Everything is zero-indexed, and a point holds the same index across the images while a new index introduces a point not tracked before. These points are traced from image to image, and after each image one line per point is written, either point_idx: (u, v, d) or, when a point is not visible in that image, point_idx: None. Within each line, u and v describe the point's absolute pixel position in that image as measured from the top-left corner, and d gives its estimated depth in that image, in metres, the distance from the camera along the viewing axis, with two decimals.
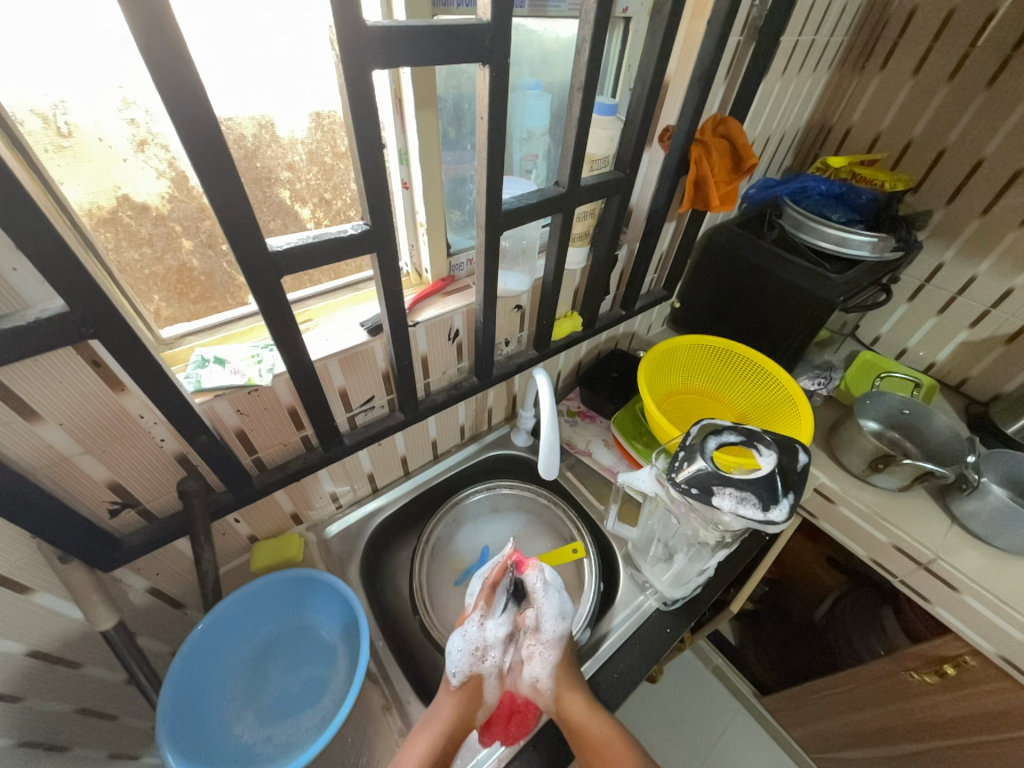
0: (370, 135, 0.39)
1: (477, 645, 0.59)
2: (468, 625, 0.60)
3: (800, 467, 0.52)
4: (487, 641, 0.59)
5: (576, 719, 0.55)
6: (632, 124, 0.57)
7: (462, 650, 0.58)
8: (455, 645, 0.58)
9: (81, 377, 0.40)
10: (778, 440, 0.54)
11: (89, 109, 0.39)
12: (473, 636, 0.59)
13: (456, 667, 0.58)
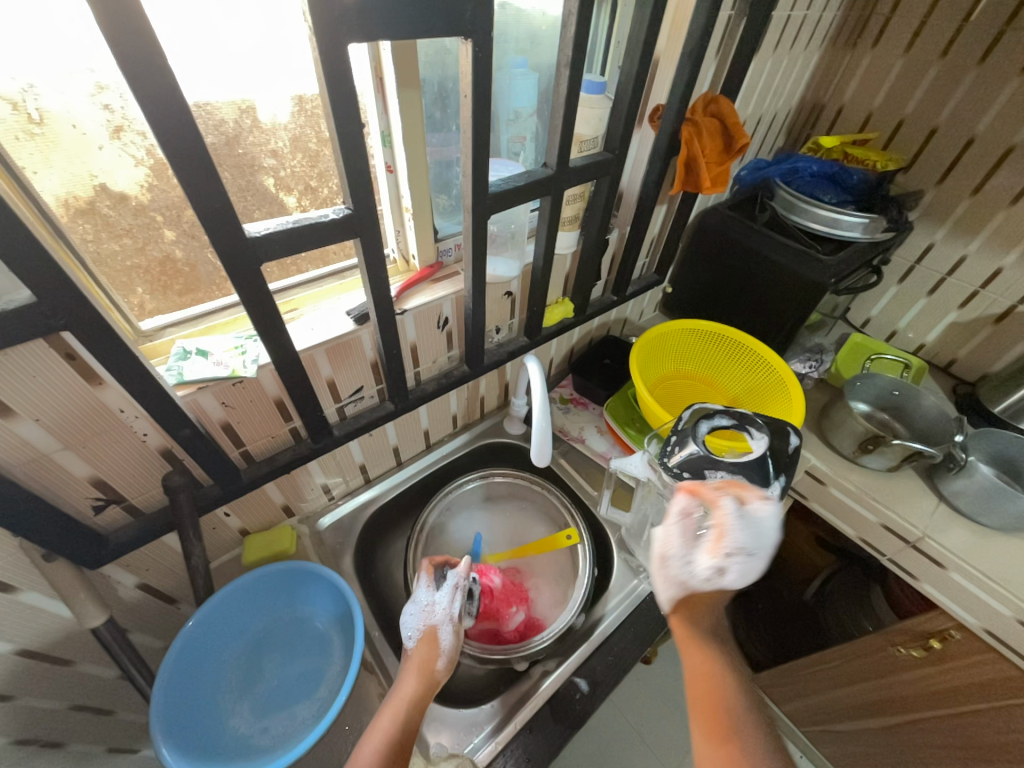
0: (350, 112, 0.38)
1: (425, 605, 0.62)
2: (416, 592, 0.63)
3: (791, 450, 0.52)
4: (441, 601, 0.62)
5: (687, 653, 0.48)
6: (621, 102, 0.56)
7: (412, 613, 0.61)
8: (409, 611, 0.61)
9: (55, 372, 0.39)
10: (770, 422, 0.54)
11: (59, 93, 0.37)
12: (420, 599, 0.62)
13: (411, 630, 0.60)
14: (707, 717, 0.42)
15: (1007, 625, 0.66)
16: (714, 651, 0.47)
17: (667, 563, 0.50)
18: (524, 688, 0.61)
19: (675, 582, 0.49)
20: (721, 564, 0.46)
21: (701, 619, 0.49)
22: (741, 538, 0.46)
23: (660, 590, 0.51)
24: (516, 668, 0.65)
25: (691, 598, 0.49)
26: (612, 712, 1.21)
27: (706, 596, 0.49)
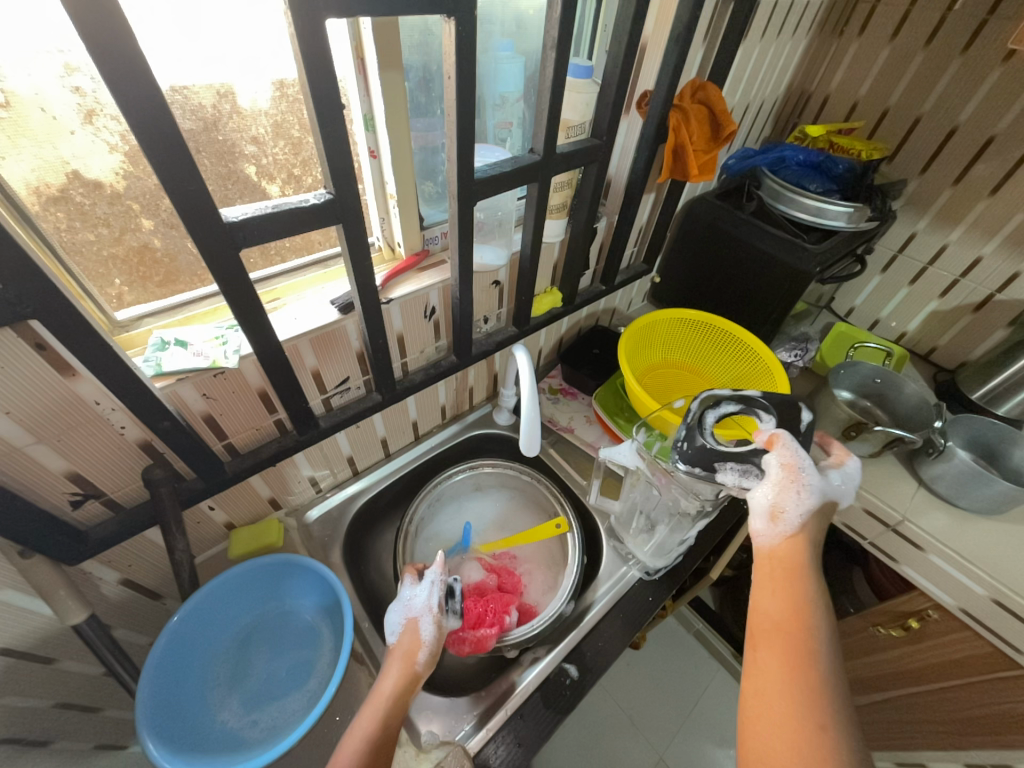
0: (330, 92, 0.37)
1: (407, 599, 0.61)
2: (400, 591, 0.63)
3: (804, 429, 0.50)
4: (420, 593, 0.61)
5: (780, 592, 0.43)
6: (609, 87, 0.55)
7: (395, 610, 0.61)
8: (392, 607, 0.61)
9: (27, 364, 0.38)
10: (778, 402, 0.52)
11: (26, 75, 0.35)
12: (402, 595, 0.62)
13: (394, 626, 0.60)
14: (783, 647, 0.39)
15: (982, 605, 0.68)
16: (817, 601, 0.42)
17: (801, 472, 0.46)
18: (511, 676, 0.61)
19: (817, 490, 0.47)
20: (840, 474, 0.51)
21: (808, 556, 0.45)
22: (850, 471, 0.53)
23: (791, 501, 0.46)
24: (506, 655, 0.65)
25: (816, 511, 0.47)
26: (602, 697, 1.24)
27: (823, 513, 0.48)
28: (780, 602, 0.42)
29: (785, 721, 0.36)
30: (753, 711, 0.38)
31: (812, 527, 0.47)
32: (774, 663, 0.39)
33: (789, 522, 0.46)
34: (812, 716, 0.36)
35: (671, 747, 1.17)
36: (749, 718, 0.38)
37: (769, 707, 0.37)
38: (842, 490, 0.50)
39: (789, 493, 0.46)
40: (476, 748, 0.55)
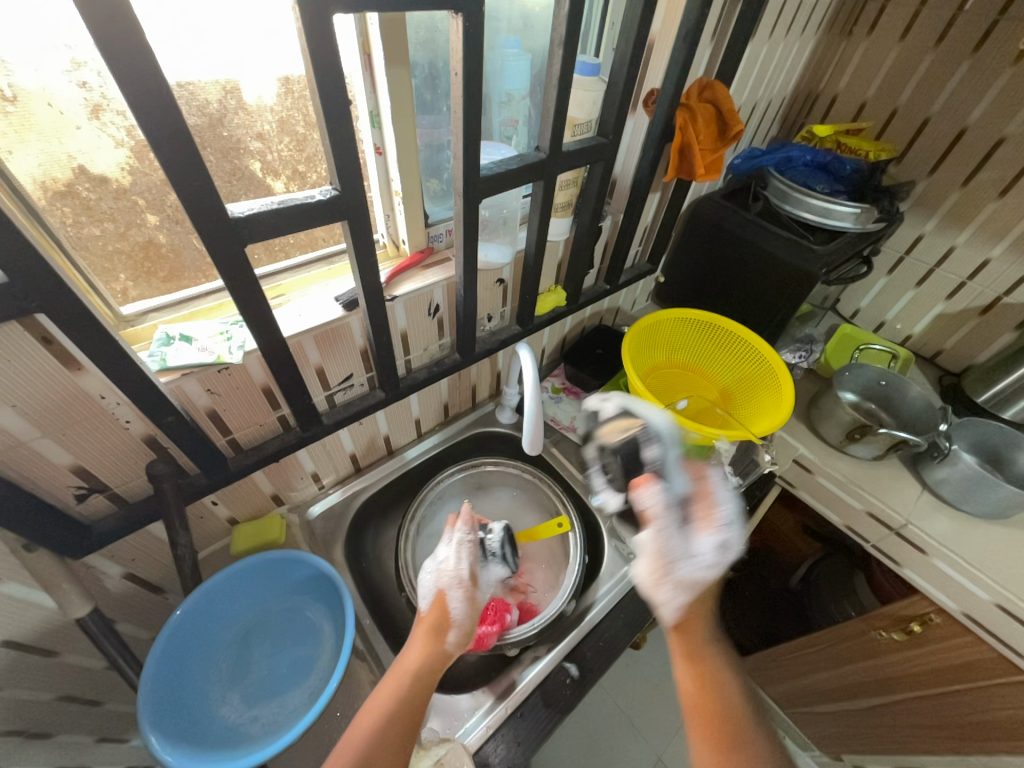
0: (337, 88, 0.37)
1: (438, 562, 0.64)
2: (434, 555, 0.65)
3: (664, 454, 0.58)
4: (453, 558, 0.63)
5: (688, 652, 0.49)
6: (616, 85, 0.55)
7: (428, 573, 0.63)
8: (425, 572, 0.63)
9: (33, 358, 0.38)
10: (647, 430, 0.61)
11: (33, 70, 0.35)
12: (434, 560, 0.64)
13: (426, 589, 0.62)
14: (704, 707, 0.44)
15: (986, 610, 0.68)
16: (714, 658, 0.48)
17: (667, 566, 0.52)
18: (512, 675, 0.61)
19: (686, 581, 0.51)
20: (721, 537, 0.52)
21: (700, 601, 0.52)
22: (729, 509, 0.54)
23: (664, 595, 0.51)
24: (507, 653, 0.65)
25: (700, 588, 0.51)
26: (602, 697, 1.24)
27: (707, 585, 0.52)
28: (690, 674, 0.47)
29: None
30: None
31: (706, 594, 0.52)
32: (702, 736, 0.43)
33: (669, 606, 0.51)
34: None
35: (670, 748, 1.17)
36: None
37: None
38: (727, 555, 0.52)
39: (659, 585, 0.51)
40: (476, 746, 0.55)
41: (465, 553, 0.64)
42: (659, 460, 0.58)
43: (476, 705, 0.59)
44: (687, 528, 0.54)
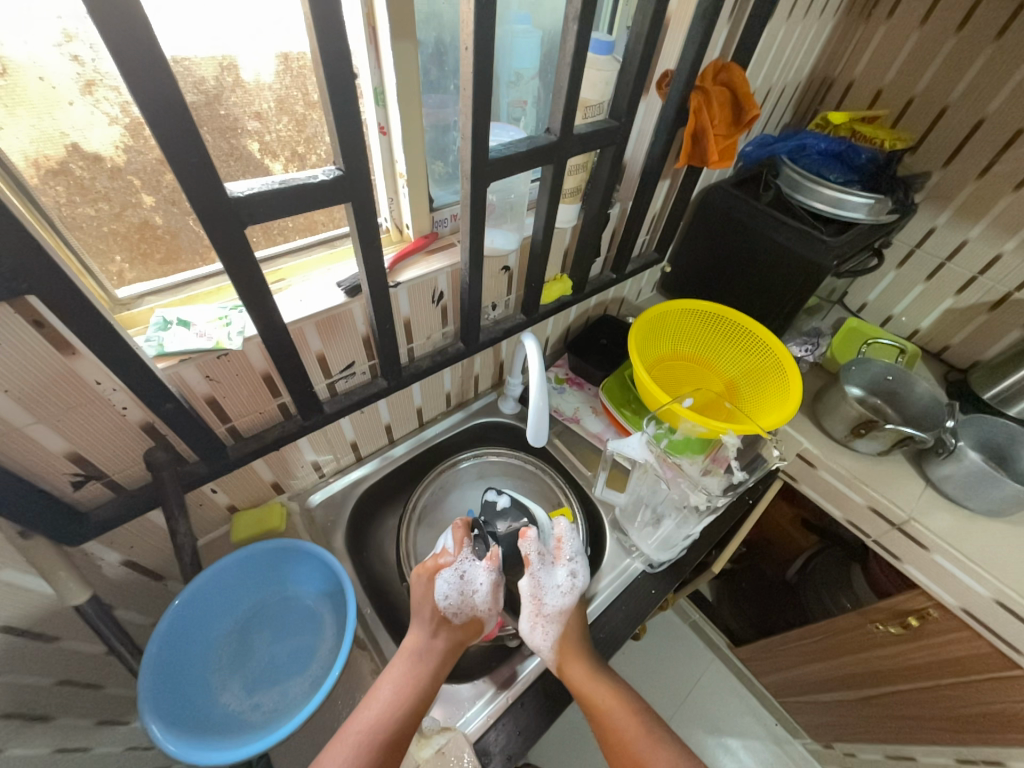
0: (342, 64, 0.35)
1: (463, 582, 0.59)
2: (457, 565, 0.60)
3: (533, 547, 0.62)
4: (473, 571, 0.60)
5: (592, 697, 0.55)
6: (631, 65, 0.53)
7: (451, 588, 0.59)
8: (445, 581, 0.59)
9: (24, 340, 0.36)
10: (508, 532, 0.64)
11: (22, 43, 0.33)
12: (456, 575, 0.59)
13: (448, 595, 0.59)
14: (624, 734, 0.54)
15: (985, 606, 0.68)
16: (604, 693, 0.55)
17: (539, 587, 0.59)
18: (512, 665, 0.62)
19: (556, 612, 0.59)
20: (571, 569, 0.61)
21: (575, 651, 0.57)
22: (575, 546, 0.63)
23: (541, 635, 0.58)
24: (508, 642, 0.65)
25: (567, 621, 0.59)
26: None
27: (570, 612, 0.59)
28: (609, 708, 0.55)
29: None
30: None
31: (571, 633, 0.58)
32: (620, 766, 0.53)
33: (547, 648, 0.58)
34: None
35: None
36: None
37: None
38: (580, 582, 0.60)
39: (538, 626, 0.59)
40: (476, 734, 0.55)
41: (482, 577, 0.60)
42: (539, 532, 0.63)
43: (478, 693, 0.59)
44: (548, 567, 0.61)
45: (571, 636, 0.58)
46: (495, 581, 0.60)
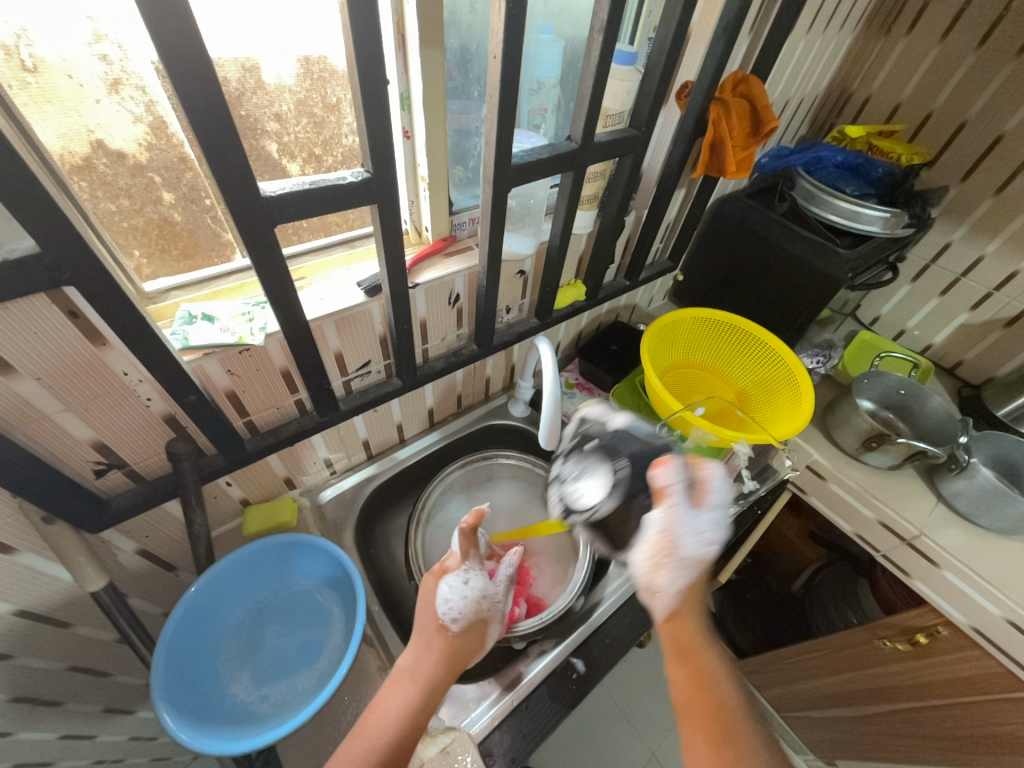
0: (374, 71, 0.36)
1: (471, 594, 0.57)
2: (462, 579, 0.58)
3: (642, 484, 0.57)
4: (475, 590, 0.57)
5: (688, 662, 0.48)
6: (652, 76, 0.53)
7: (459, 596, 0.56)
8: (450, 590, 0.56)
9: (59, 329, 0.37)
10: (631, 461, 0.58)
11: (54, 40, 0.34)
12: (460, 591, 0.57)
13: (456, 612, 0.55)
14: (711, 732, 0.43)
15: (996, 625, 0.67)
16: (711, 660, 0.48)
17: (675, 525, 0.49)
18: (517, 668, 0.61)
19: (692, 552, 0.49)
20: (714, 517, 0.50)
21: (693, 618, 0.50)
22: (722, 493, 0.51)
23: (668, 569, 0.49)
24: (514, 645, 0.64)
25: (696, 567, 0.50)
26: (599, 693, 1.24)
27: (705, 562, 0.50)
28: (698, 669, 0.47)
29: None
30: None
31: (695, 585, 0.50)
32: (698, 742, 0.43)
33: (670, 590, 0.49)
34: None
35: (664, 743, 1.18)
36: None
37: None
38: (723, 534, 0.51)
39: (665, 560, 0.49)
40: (480, 736, 0.55)
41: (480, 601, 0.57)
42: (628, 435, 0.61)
43: (483, 695, 0.59)
44: (690, 508, 0.50)
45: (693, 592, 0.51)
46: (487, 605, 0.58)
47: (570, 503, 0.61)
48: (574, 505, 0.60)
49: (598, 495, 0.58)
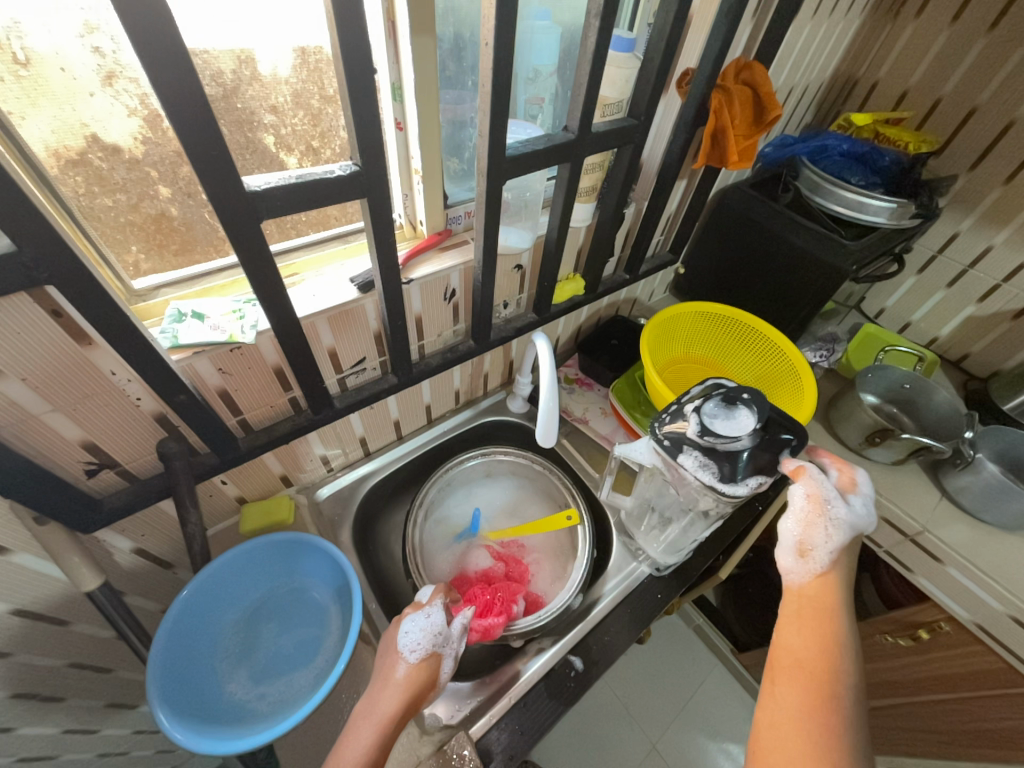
0: (362, 60, 0.35)
1: (436, 626, 0.54)
2: (429, 611, 0.56)
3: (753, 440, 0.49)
4: (439, 622, 0.55)
5: (808, 630, 0.42)
6: (651, 63, 0.52)
7: (421, 629, 0.54)
8: (412, 622, 0.54)
9: (42, 329, 0.37)
10: (758, 411, 0.50)
11: (46, 33, 0.33)
12: (427, 622, 0.55)
13: (415, 643, 0.53)
14: (805, 695, 0.38)
15: (1000, 621, 0.66)
16: (840, 635, 0.41)
17: (826, 504, 0.48)
18: (515, 666, 0.62)
19: (844, 525, 0.48)
20: (861, 498, 0.50)
21: (839, 598, 0.44)
22: (871, 488, 0.52)
23: (819, 538, 0.47)
24: (511, 643, 0.65)
25: (846, 543, 0.48)
26: (600, 686, 1.25)
27: (852, 538, 0.49)
28: (806, 640, 0.41)
29: (795, 738, 0.36)
30: (761, 727, 0.38)
31: (848, 561, 0.47)
32: (788, 695, 0.38)
33: (820, 560, 0.46)
34: (824, 749, 0.35)
35: (664, 736, 1.18)
36: (761, 750, 0.37)
37: (778, 732, 0.37)
38: (870, 518, 0.50)
39: (817, 529, 0.47)
40: (478, 733, 0.54)
41: (444, 635, 0.54)
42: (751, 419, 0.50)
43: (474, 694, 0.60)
44: (864, 496, 0.51)
45: (838, 570, 0.46)
46: (451, 635, 0.55)
47: (707, 425, 0.50)
48: (712, 427, 0.50)
49: (752, 418, 0.50)
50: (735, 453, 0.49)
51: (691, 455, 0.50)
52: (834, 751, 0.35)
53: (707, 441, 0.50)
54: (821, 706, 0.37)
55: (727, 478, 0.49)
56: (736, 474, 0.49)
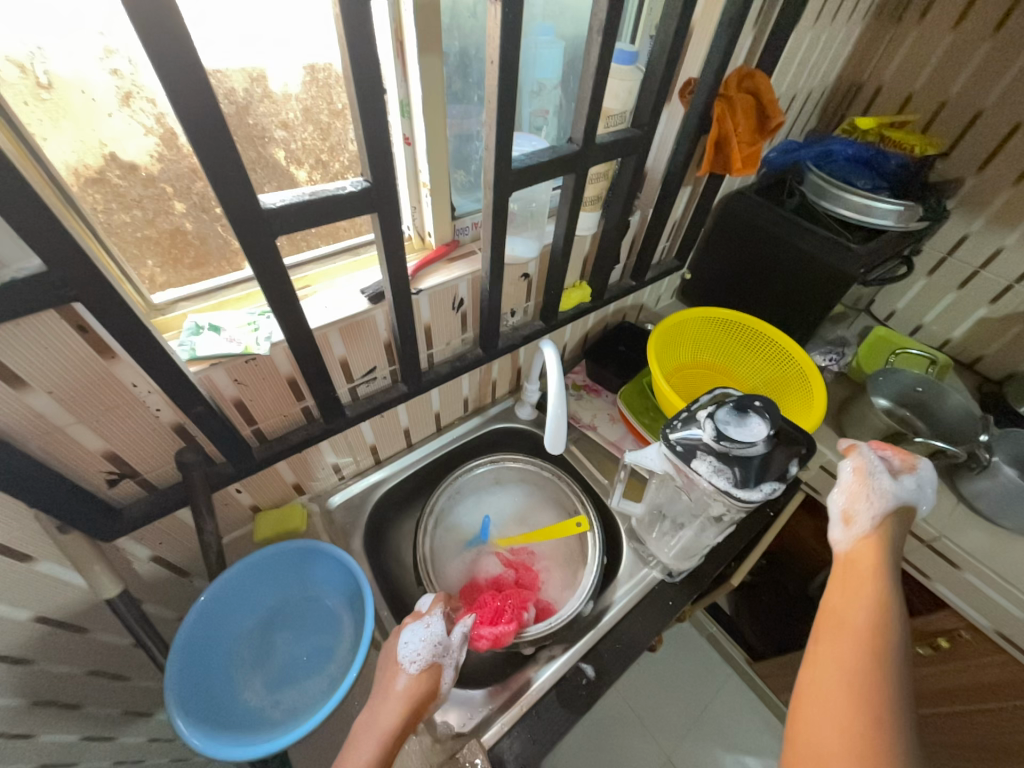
0: (372, 80, 0.36)
1: (436, 637, 0.54)
2: (428, 621, 0.55)
3: (766, 448, 0.49)
4: (437, 634, 0.55)
5: (850, 591, 0.42)
6: (654, 75, 0.53)
7: (420, 641, 0.54)
8: (410, 634, 0.54)
9: (68, 344, 0.38)
10: (772, 418, 0.50)
11: (67, 57, 0.35)
12: (426, 633, 0.54)
13: (415, 654, 0.53)
14: (843, 646, 0.38)
15: (1021, 629, 0.65)
16: (883, 592, 0.41)
17: (872, 475, 0.49)
18: (527, 673, 0.61)
19: (892, 498, 0.49)
20: (914, 479, 0.51)
21: (882, 560, 0.44)
22: (927, 471, 0.52)
23: (863, 506, 0.48)
24: (523, 651, 0.65)
25: (894, 517, 0.48)
26: (613, 696, 1.23)
27: (901, 513, 0.49)
28: (847, 598, 0.41)
29: (831, 685, 0.36)
30: (801, 681, 0.38)
31: (895, 532, 0.47)
32: (825, 649, 0.38)
33: (863, 526, 0.47)
34: (861, 693, 0.34)
35: (678, 747, 1.17)
36: (800, 700, 0.37)
37: (816, 682, 0.37)
38: (921, 498, 0.50)
39: (861, 498, 0.48)
40: (491, 742, 0.54)
41: (444, 646, 0.54)
42: (763, 427, 0.50)
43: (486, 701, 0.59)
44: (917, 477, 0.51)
45: (882, 550, 0.45)
46: (450, 645, 0.55)
47: (722, 430, 0.50)
48: (727, 433, 0.50)
49: (764, 426, 0.50)
50: (748, 459, 0.49)
51: (704, 461, 0.50)
52: (873, 696, 0.34)
53: (721, 447, 0.50)
54: (858, 655, 0.36)
55: (742, 485, 0.49)
56: (751, 480, 0.49)
